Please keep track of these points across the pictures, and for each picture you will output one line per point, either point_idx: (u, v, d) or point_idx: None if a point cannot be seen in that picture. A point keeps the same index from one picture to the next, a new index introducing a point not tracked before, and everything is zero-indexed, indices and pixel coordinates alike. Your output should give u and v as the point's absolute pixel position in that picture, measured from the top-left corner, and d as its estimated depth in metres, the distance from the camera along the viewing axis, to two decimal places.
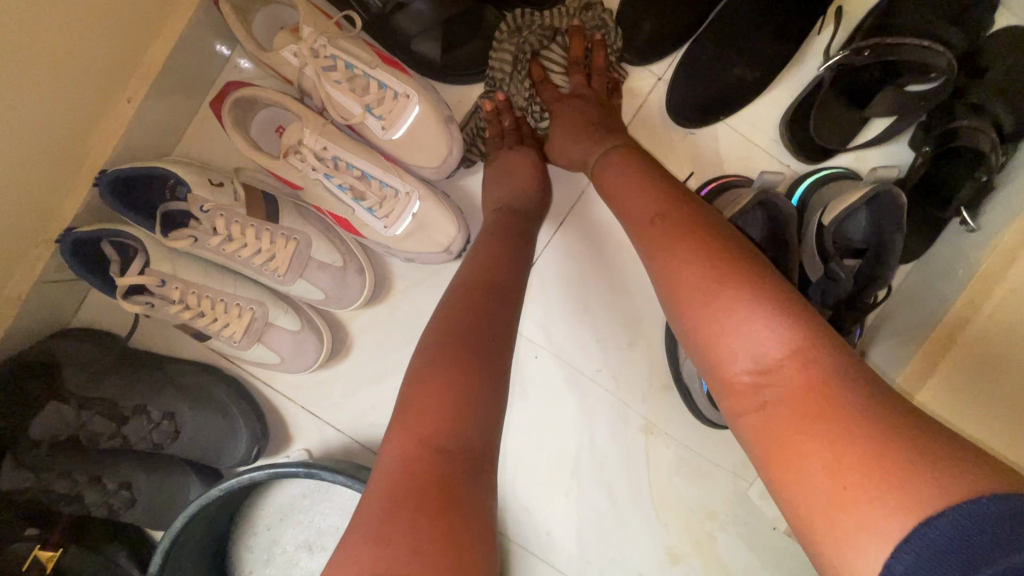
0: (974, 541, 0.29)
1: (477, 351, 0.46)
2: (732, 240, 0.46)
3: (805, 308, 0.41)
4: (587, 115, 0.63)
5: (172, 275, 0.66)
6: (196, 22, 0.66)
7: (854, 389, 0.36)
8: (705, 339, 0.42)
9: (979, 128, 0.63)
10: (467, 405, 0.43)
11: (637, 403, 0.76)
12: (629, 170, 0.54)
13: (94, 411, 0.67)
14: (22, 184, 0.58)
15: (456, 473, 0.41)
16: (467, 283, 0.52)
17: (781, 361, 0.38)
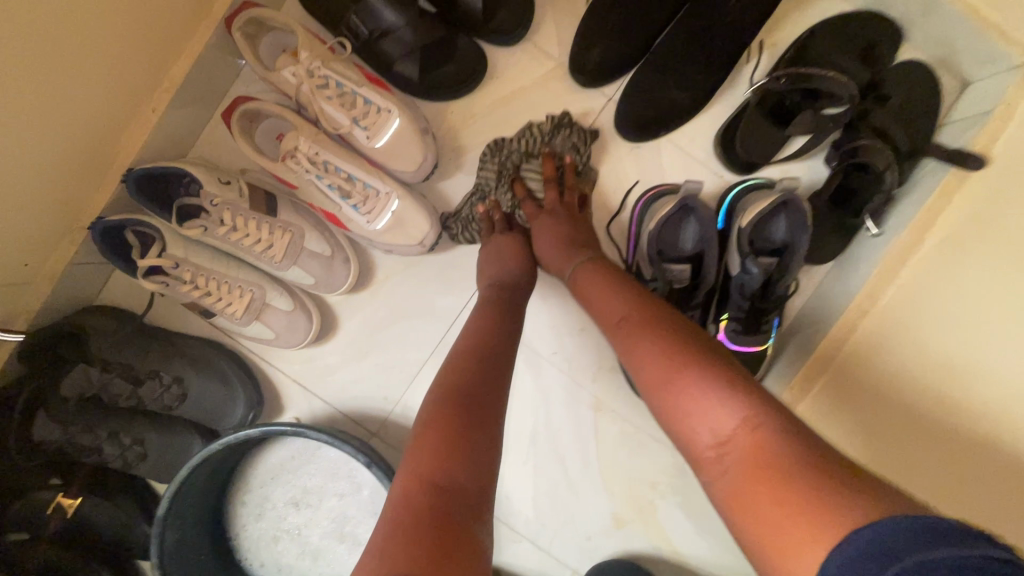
0: (889, 543, 0.34)
1: (473, 414, 0.52)
2: (686, 332, 0.55)
3: (749, 383, 0.49)
4: (561, 218, 0.75)
5: (185, 259, 0.76)
6: (212, 44, 0.78)
7: (779, 432, 0.44)
8: (676, 424, 0.49)
9: (876, 147, 0.74)
10: (464, 454, 0.49)
11: (588, 383, 0.87)
12: (600, 274, 0.65)
13: (114, 374, 0.77)
14: (61, 178, 0.70)
15: (455, 508, 0.45)
16: (465, 354, 0.60)
17: (734, 430, 0.45)
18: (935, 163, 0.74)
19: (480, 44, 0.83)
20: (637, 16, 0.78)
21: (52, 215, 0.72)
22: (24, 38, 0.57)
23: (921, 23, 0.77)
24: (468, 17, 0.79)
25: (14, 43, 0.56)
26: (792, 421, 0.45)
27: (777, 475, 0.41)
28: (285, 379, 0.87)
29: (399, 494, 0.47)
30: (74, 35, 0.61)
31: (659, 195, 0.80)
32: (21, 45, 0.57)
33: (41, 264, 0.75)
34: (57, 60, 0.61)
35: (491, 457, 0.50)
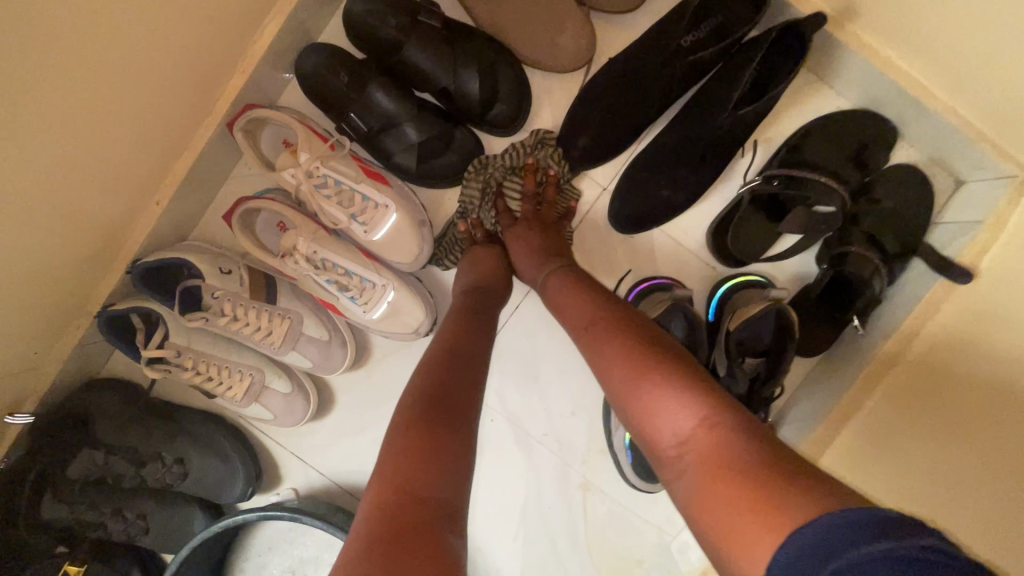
0: (830, 541, 0.37)
1: (448, 419, 0.55)
2: (647, 333, 0.59)
3: (709, 383, 0.53)
4: (531, 237, 0.76)
5: (186, 346, 0.80)
6: (216, 136, 0.79)
7: (736, 432, 0.47)
8: (641, 421, 0.53)
9: (866, 254, 0.76)
10: (442, 461, 0.51)
11: (577, 463, 0.89)
12: (569, 279, 0.68)
13: (120, 455, 0.81)
14: (65, 273, 0.72)
15: (428, 519, 0.47)
16: (439, 353, 0.62)
17: (694, 429, 0.49)
18: (923, 266, 0.76)
19: (477, 133, 0.84)
20: (630, 113, 0.77)
21: (57, 307, 0.74)
22: (25, 161, 0.58)
23: (916, 127, 0.77)
24: (466, 108, 0.79)
25: (17, 165, 0.57)
26: (743, 417, 0.49)
27: (728, 482, 0.45)
28: (284, 451, 0.90)
29: (374, 504, 0.49)
30: (78, 147, 0.63)
31: (652, 288, 0.81)
32: (22, 168, 0.58)
33: (49, 350, 0.77)
34: (64, 172, 0.63)
35: (465, 457, 0.53)
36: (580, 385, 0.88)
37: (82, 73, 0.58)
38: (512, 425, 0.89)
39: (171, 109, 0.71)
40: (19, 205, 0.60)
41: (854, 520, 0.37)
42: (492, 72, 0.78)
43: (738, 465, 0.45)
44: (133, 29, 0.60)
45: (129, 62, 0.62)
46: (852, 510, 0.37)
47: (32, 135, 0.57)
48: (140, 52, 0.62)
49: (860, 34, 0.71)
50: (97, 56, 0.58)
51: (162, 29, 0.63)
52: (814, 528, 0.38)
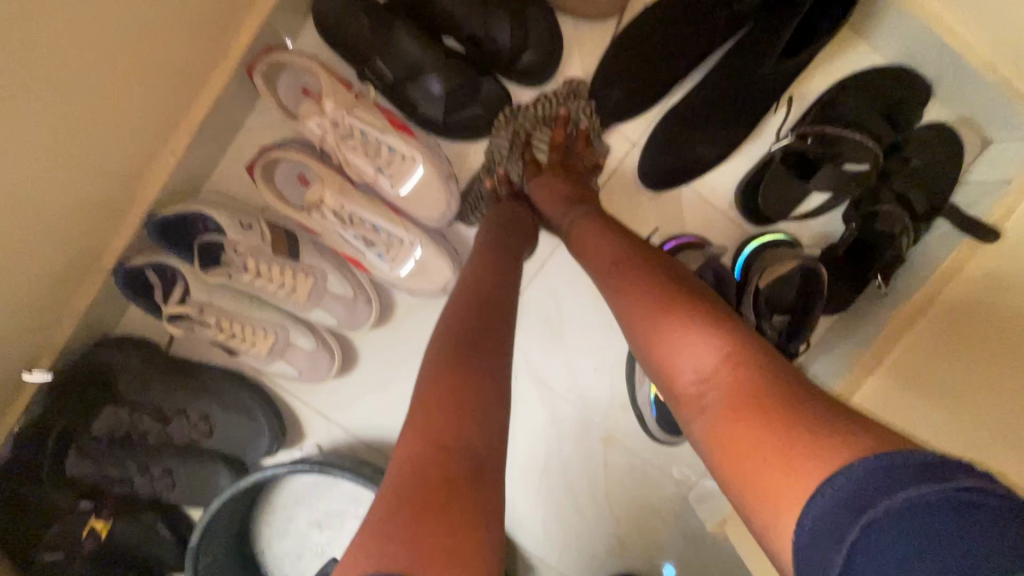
0: (864, 488, 0.34)
1: (476, 361, 0.53)
2: (679, 279, 0.57)
3: (732, 320, 0.52)
4: (558, 186, 0.74)
5: (208, 304, 0.78)
6: (233, 82, 0.75)
7: (771, 376, 0.45)
8: (664, 359, 0.52)
9: (894, 213, 0.76)
10: (469, 404, 0.50)
11: (599, 418, 0.91)
12: (596, 225, 0.67)
13: (143, 412, 0.81)
14: (80, 227, 0.69)
15: (461, 472, 0.46)
16: (463, 299, 0.61)
17: (716, 367, 0.48)
18: (947, 228, 0.78)
19: (505, 83, 0.81)
20: (664, 64, 0.75)
21: (71, 262, 0.71)
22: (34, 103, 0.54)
23: (950, 83, 0.77)
24: (495, 56, 0.76)
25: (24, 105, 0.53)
26: (763, 348, 0.48)
27: (754, 415, 0.43)
28: (307, 408, 0.90)
29: (405, 454, 0.47)
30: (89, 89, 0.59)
31: (681, 246, 0.80)
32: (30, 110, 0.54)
33: (64, 307, 0.75)
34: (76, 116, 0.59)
35: (498, 402, 0.52)
36: (604, 343, 0.89)
37: (91, 4, 0.53)
38: (536, 382, 0.90)
39: (184, 49, 0.66)
40: (29, 148, 0.56)
41: (889, 463, 0.34)
42: (522, 18, 0.74)
43: (766, 405, 0.43)
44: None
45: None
46: (897, 453, 0.34)
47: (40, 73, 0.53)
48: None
49: None
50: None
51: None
52: (857, 474, 0.34)
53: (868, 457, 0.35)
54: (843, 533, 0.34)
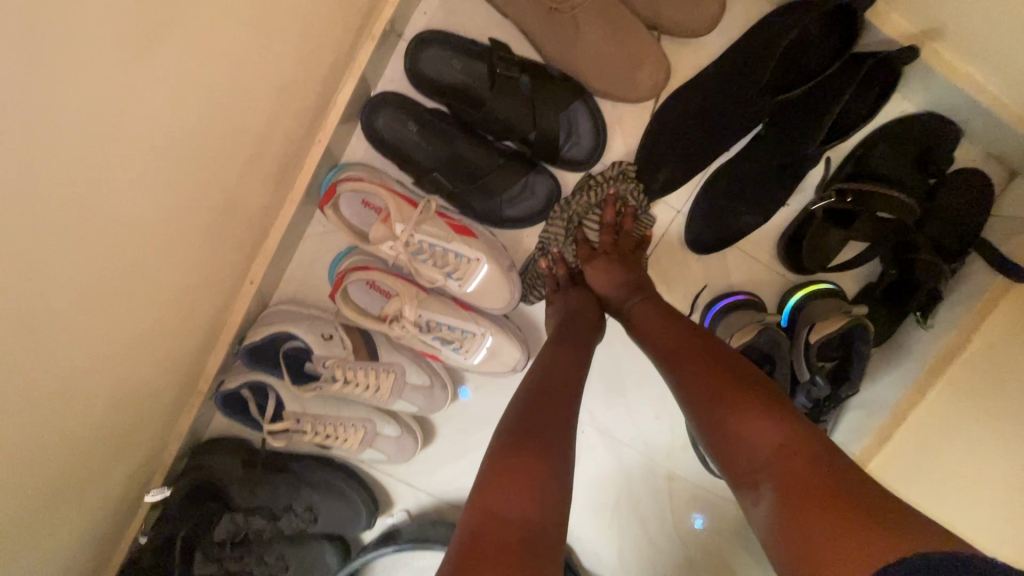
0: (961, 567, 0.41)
1: (546, 443, 0.55)
2: (732, 362, 0.64)
3: (790, 411, 0.58)
4: (613, 272, 0.75)
5: (303, 413, 0.84)
6: (299, 207, 0.79)
7: (827, 467, 0.52)
8: (723, 447, 0.59)
9: (934, 264, 0.80)
10: (539, 484, 0.52)
11: (663, 459, 0.98)
12: (651, 304, 0.71)
13: (256, 513, 0.88)
14: (180, 366, 0.74)
15: (520, 544, 0.48)
16: (528, 382, 0.63)
17: (773, 457, 0.55)
18: (981, 263, 0.83)
19: (552, 170, 0.83)
20: (705, 143, 0.78)
21: (175, 394, 0.77)
22: (142, 289, 0.58)
23: (981, 129, 0.80)
24: (546, 151, 0.79)
25: (134, 294, 0.57)
26: (819, 443, 0.55)
27: (820, 513, 0.49)
28: (394, 480, 0.97)
29: (466, 523, 0.51)
30: (184, 259, 0.62)
31: (731, 305, 0.86)
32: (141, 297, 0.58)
33: (172, 429, 0.81)
34: (172, 283, 0.63)
35: (561, 485, 0.53)
36: (662, 394, 0.95)
37: (182, 194, 0.57)
38: (600, 434, 0.97)
39: (256, 194, 0.70)
40: (141, 322, 0.61)
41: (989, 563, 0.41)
42: (563, 108, 0.77)
43: (826, 494, 0.50)
44: (221, 137, 0.58)
45: (220, 168, 0.60)
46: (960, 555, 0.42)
47: (145, 263, 0.57)
48: (228, 153, 0.60)
49: (938, 50, 0.71)
50: (193, 174, 0.56)
51: (247, 128, 0.61)
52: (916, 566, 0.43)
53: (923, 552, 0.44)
54: None
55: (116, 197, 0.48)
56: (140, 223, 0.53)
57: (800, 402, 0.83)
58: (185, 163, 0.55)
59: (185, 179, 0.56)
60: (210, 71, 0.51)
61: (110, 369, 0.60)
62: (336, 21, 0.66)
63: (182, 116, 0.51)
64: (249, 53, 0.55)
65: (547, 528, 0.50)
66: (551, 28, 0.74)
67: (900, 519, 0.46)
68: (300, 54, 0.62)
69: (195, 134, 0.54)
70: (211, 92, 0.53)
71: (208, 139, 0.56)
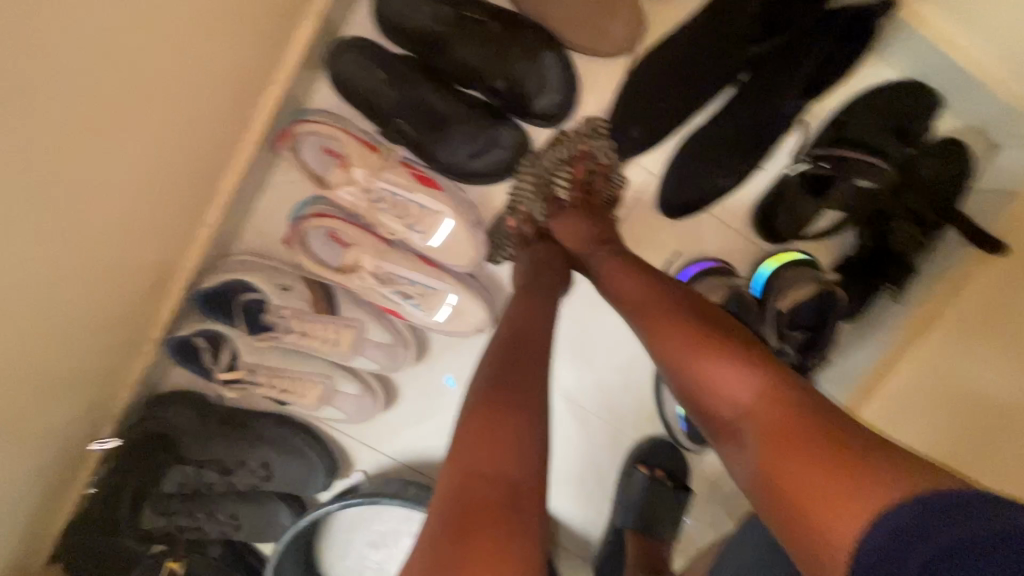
0: (939, 515, 0.37)
1: (517, 395, 0.50)
2: (707, 313, 0.60)
3: (766, 357, 0.55)
4: (584, 223, 0.73)
5: (258, 364, 0.83)
6: (260, 151, 0.76)
7: (805, 409, 0.49)
8: (700, 399, 0.56)
9: (908, 233, 0.80)
10: (511, 441, 0.47)
11: (630, 431, 0.97)
12: (630, 260, 0.67)
13: (207, 465, 0.88)
14: (130, 307, 0.72)
15: (501, 500, 0.44)
16: (496, 332, 0.58)
17: (754, 405, 0.51)
18: (957, 237, 0.81)
19: (522, 125, 0.81)
20: (679, 102, 0.76)
21: (125, 337, 0.74)
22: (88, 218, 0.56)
23: (963, 98, 0.78)
24: (514, 103, 0.77)
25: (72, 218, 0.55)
26: (802, 387, 0.51)
27: (801, 457, 0.46)
28: (355, 441, 0.95)
29: (443, 490, 0.46)
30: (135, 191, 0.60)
31: (702, 272, 0.84)
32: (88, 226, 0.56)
33: (123, 375, 0.79)
34: (117, 214, 0.60)
35: (539, 434, 0.49)
36: (630, 363, 0.94)
37: (126, 118, 0.54)
38: (568, 403, 0.96)
39: (212, 130, 0.67)
40: (82, 250, 0.58)
41: (965, 501, 0.37)
42: (535, 58, 0.74)
43: (808, 438, 0.46)
44: (169, 59, 0.55)
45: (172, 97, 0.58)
46: (943, 497, 0.38)
47: (84, 186, 0.54)
48: (178, 78, 0.57)
49: (922, 11, 0.69)
50: (136, 98, 0.54)
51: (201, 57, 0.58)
52: (890, 523, 0.39)
53: (893, 504, 0.40)
54: (916, 548, 0.37)
55: (43, 108, 0.46)
56: (75, 139, 0.50)
57: None
58: (129, 85, 0.53)
59: (130, 103, 0.54)
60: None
61: (50, 302, 0.58)
62: None
63: (122, 25, 0.49)
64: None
65: (521, 481, 0.46)
66: None
67: (884, 455, 0.43)
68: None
69: (138, 54, 0.52)
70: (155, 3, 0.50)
71: (155, 62, 0.54)
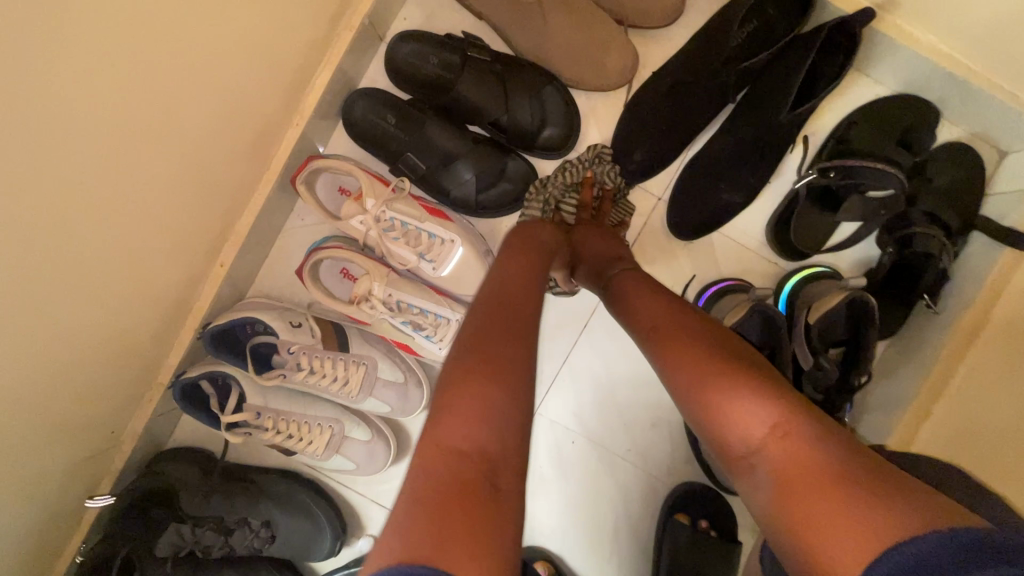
0: (934, 560, 0.38)
1: (497, 359, 0.48)
2: (721, 341, 0.58)
3: (780, 387, 0.53)
4: (598, 244, 0.73)
5: (266, 407, 0.80)
6: (276, 191, 0.78)
7: (820, 447, 0.47)
8: (709, 428, 0.54)
9: (931, 234, 0.76)
10: (486, 408, 0.45)
11: (664, 476, 0.88)
12: (639, 282, 0.66)
13: (207, 526, 0.81)
14: (137, 350, 0.70)
15: (477, 474, 0.42)
16: (483, 297, 0.55)
17: (765, 438, 0.49)
18: (985, 240, 0.78)
19: (527, 158, 0.84)
20: (679, 124, 0.79)
21: (131, 382, 0.72)
22: (105, 246, 0.57)
23: (960, 104, 0.78)
24: (519, 137, 0.81)
25: (93, 248, 0.55)
26: (817, 422, 0.49)
27: (815, 492, 0.45)
28: (364, 499, 0.87)
29: (416, 459, 0.43)
30: (154, 223, 0.61)
31: (723, 291, 0.82)
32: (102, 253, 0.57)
33: (123, 428, 0.75)
34: (136, 246, 0.61)
35: (518, 407, 0.46)
36: (656, 397, 0.88)
37: (155, 151, 0.57)
38: (593, 445, 0.88)
39: (233, 170, 0.70)
40: (98, 281, 0.58)
41: (954, 540, 0.38)
42: (538, 93, 0.79)
43: (822, 478, 0.45)
44: (202, 100, 0.59)
45: (197, 137, 0.61)
46: (942, 535, 0.38)
47: (109, 215, 0.55)
48: (207, 118, 0.61)
49: (902, 23, 0.72)
50: (166, 134, 0.57)
51: (229, 99, 0.62)
52: (891, 564, 0.39)
53: (908, 539, 0.39)
54: None
55: (80, 134, 0.48)
56: (107, 169, 0.52)
57: (808, 393, 0.75)
58: (161, 121, 0.55)
59: (161, 137, 0.56)
60: (192, 25, 0.53)
61: (58, 334, 0.57)
62: (319, 7, 0.69)
63: (161, 64, 0.52)
64: (232, 21, 0.57)
65: (500, 456, 0.44)
66: (519, 19, 0.78)
67: (895, 500, 0.42)
68: (285, 35, 0.66)
69: (175, 93, 0.55)
70: (193, 48, 0.54)
71: (187, 101, 0.57)
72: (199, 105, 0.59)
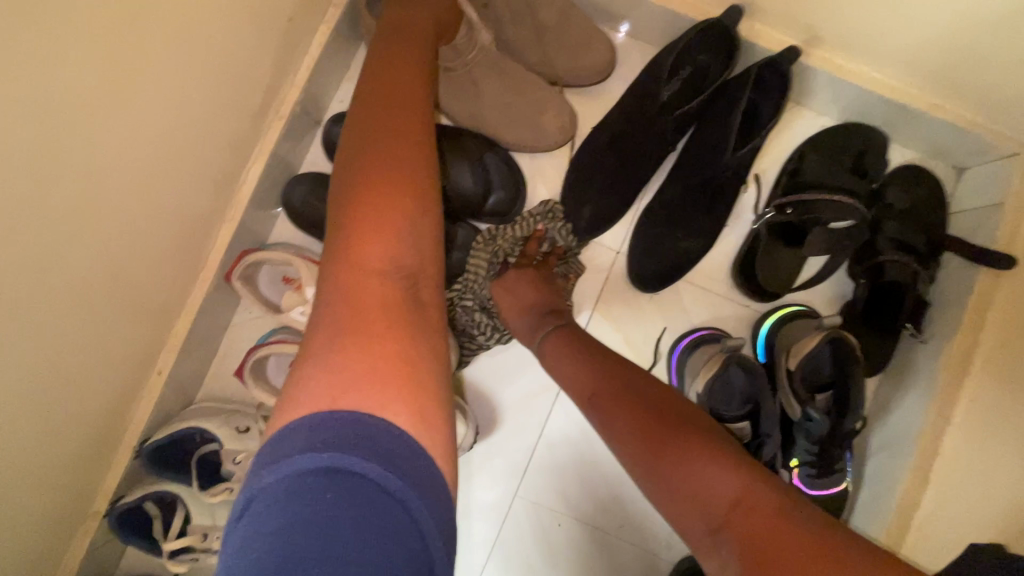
0: None
1: (395, 165, 0.51)
2: (670, 399, 0.54)
3: (735, 450, 0.49)
4: (531, 296, 0.71)
5: (213, 525, 0.77)
6: (215, 289, 0.74)
7: (801, 524, 0.42)
8: (666, 504, 0.48)
9: (902, 262, 0.74)
10: (397, 224, 0.48)
11: (664, 550, 0.80)
12: (568, 343, 0.64)
13: None
14: (67, 481, 0.63)
15: (399, 289, 0.45)
16: (365, 94, 0.56)
17: (727, 514, 0.44)
18: (959, 261, 0.75)
19: (477, 224, 0.81)
20: (627, 177, 0.78)
21: (63, 516, 0.65)
22: (29, 378, 0.52)
23: (905, 127, 0.77)
24: (463, 204, 0.77)
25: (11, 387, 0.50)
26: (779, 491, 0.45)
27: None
28: None
29: (333, 283, 0.44)
30: (83, 343, 0.57)
31: (699, 341, 0.77)
32: (26, 385, 0.52)
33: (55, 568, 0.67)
34: (60, 374, 0.55)
35: (422, 213, 0.50)
36: None
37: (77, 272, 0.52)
38: (580, 523, 0.81)
39: (166, 272, 0.66)
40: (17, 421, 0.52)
41: None
42: (478, 158, 0.77)
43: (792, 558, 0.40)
44: (127, 209, 0.55)
45: (126, 246, 0.57)
46: None
47: (27, 348, 0.50)
48: (133, 226, 0.57)
49: (830, 56, 0.72)
50: (89, 251, 0.53)
51: (158, 203, 0.60)
52: None
53: None
54: None
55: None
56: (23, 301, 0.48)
57: (801, 446, 0.70)
58: (87, 237, 0.52)
59: (87, 254, 0.53)
60: (112, 139, 0.50)
61: None
62: (245, 101, 0.67)
63: (80, 183, 0.49)
64: (156, 129, 0.55)
65: (419, 271, 0.47)
66: (447, 87, 0.77)
67: None
68: (214, 131, 0.64)
69: (97, 208, 0.52)
70: (115, 161, 0.52)
71: (110, 214, 0.54)
72: (127, 215, 0.56)
